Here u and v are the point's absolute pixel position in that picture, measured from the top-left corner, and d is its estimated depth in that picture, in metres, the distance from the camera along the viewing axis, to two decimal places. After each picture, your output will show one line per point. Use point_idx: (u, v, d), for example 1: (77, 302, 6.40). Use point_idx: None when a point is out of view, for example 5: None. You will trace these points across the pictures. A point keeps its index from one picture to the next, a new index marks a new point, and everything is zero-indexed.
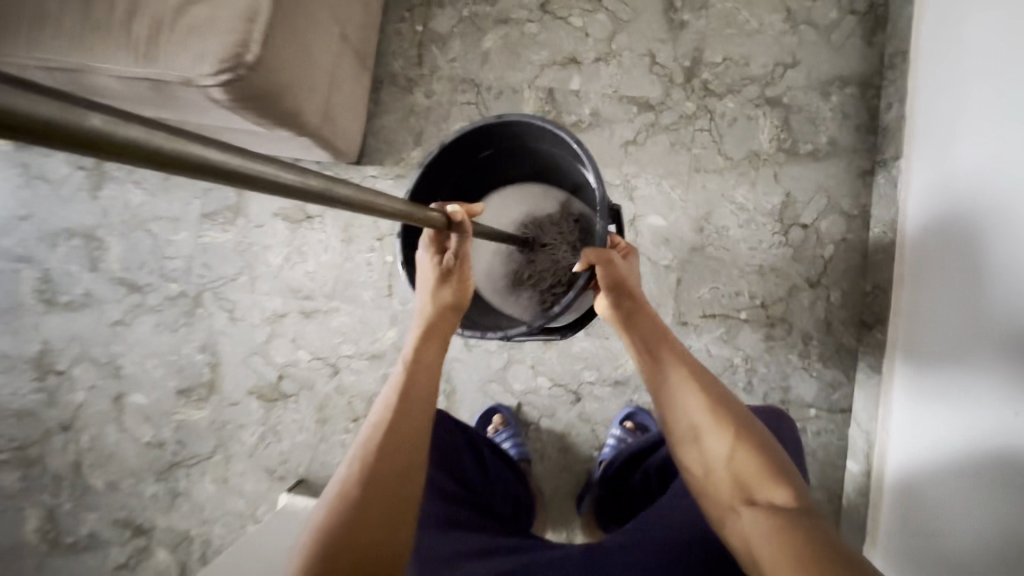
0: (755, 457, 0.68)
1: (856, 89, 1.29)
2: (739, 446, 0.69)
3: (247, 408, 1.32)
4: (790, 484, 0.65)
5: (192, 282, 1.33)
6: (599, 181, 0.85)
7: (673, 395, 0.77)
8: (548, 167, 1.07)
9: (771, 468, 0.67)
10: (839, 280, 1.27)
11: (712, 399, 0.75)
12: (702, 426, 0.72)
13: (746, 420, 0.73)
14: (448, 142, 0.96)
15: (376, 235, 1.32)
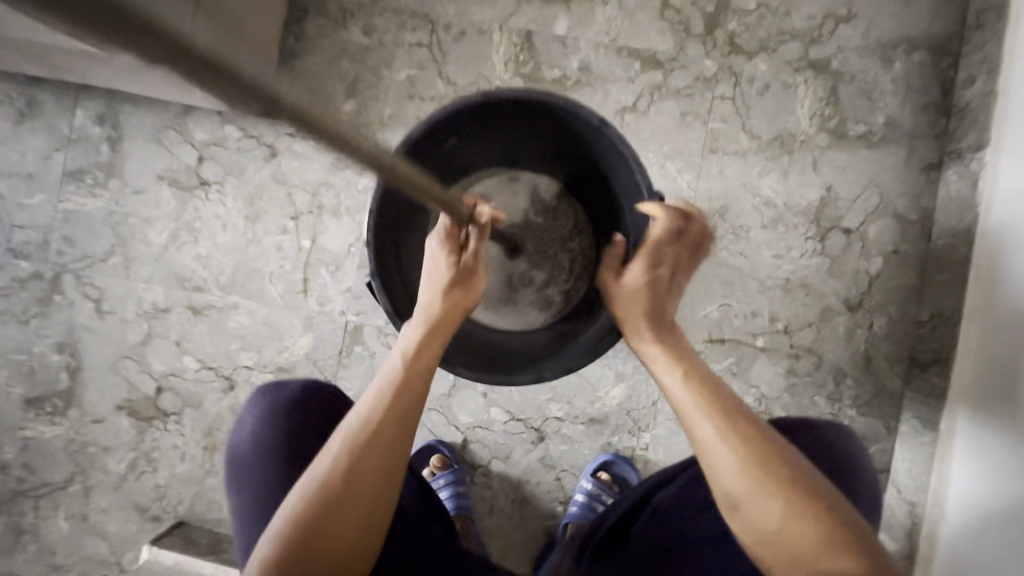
0: (825, 527, 0.50)
1: (928, 54, 0.98)
2: (794, 509, 0.51)
3: (114, 427, 1.02)
4: (860, 555, 0.49)
5: (48, 261, 1.03)
6: (640, 165, 0.64)
7: (708, 438, 0.56)
8: (518, 146, 0.81)
9: (840, 533, 0.50)
10: (885, 303, 0.98)
11: (757, 443, 0.54)
12: (745, 484, 0.53)
13: (806, 474, 0.54)
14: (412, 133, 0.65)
15: (290, 212, 1.01)
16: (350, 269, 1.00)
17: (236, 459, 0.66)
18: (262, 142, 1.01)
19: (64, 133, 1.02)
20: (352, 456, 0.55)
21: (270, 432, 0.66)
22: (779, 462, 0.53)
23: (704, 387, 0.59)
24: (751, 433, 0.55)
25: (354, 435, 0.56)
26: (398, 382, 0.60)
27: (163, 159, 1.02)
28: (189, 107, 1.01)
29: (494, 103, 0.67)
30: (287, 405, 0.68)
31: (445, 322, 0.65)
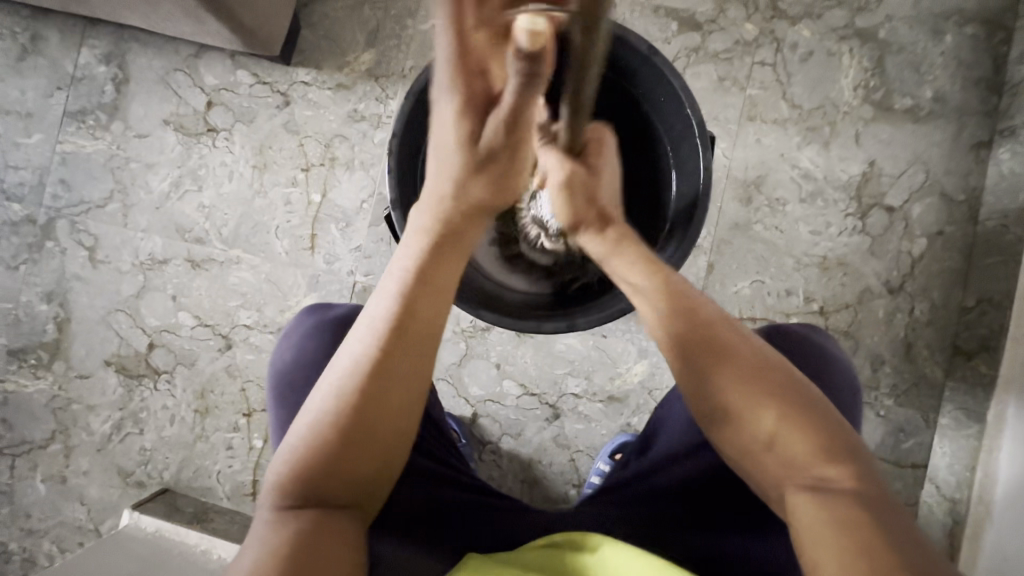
0: (818, 434, 0.44)
1: (980, 28, 0.93)
2: (788, 419, 0.45)
3: (101, 384, 0.96)
4: (852, 461, 0.44)
5: (42, 205, 0.97)
6: (693, 99, 0.62)
7: (682, 349, 0.51)
8: None
9: (833, 438, 0.45)
10: (928, 287, 0.92)
11: (739, 354, 0.49)
12: (726, 395, 0.47)
13: (790, 380, 0.48)
14: None
15: (301, 164, 0.95)
16: (361, 226, 0.94)
17: (281, 370, 0.63)
18: (275, 90, 0.96)
19: (68, 72, 0.98)
20: (366, 371, 0.47)
21: (318, 344, 0.64)
22: (762, 368, 0.48)
23: (679, 300, 0.54)
24: (734, 341, 0.50)
25: (362, 352, 0.48)
26: (413, 286, 0.51)
27: (169, 103, 0.97)
28: (200, 49, 0.96)
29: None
30: (338, 322, 0.65)
31: (467, 204, 0.55)
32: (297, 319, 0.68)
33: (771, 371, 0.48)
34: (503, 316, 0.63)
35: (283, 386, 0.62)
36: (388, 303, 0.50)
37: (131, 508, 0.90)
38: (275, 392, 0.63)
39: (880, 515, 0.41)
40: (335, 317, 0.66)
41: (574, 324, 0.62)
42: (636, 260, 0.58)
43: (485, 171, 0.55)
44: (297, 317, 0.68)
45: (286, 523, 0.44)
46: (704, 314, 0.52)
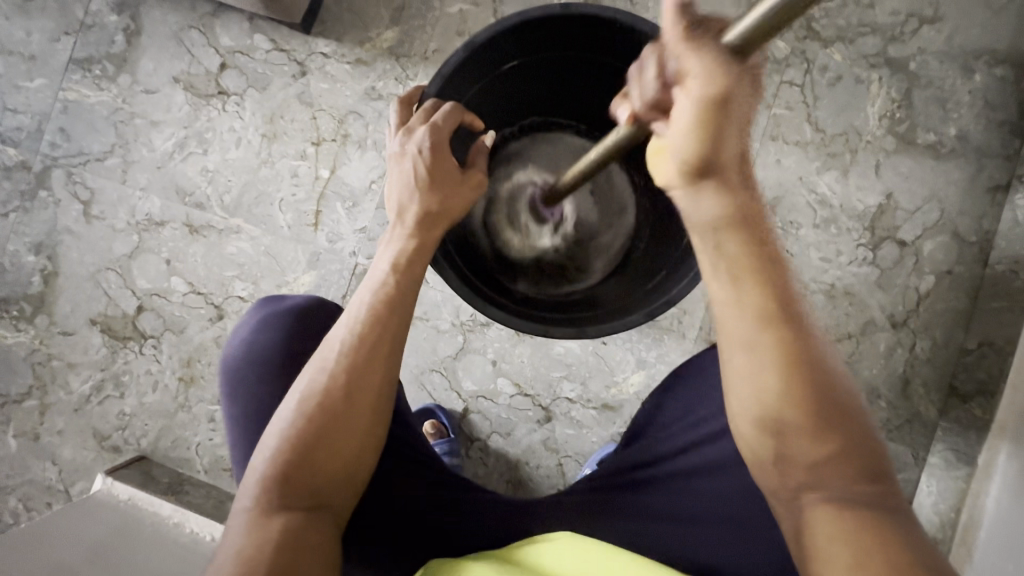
0: (861, 463, 0.45)
1: (1010, 70, 0.92)
2: (838, 448, 0.45)
3: (84, 343, 0.93)
4: (875, 477, 0.45)
5: (39, 153, 0.94)
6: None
7: (750, 341, 0.48)
8: (583, 88, 0.76)
9: (869, 464, 0.45)
10: (931, 324, 0.92)
11: (812, 377, 0.46)
12: (784, 405, 0.46)
13: (836, 395, 0.47)
14: (477, 40, 0.61)
15: (311, 137, 0.93)
16: (367, 208, 0.92)
17: (231, 365, 0.62)
18: (292, 58, 0.93)
19: (78, 17, 0.94)
20: (350, 366, 0.52)
21: (269, 338, 0.61)
22: (826, 391, 0.46)
23: (763, 294, 0.48)
24: (810, 361, 0.47)
25: (341, 348, 0.52)
26: (394, 290, 0.55)
27: (181, 60, 0.93)
28: (218, 8, 0.93)
29: (579, 22, 0.63)
30: (289, 314, 0.63)
31: (441, 222, 0.60)
32: (251, 312, 0.66)
33: (830, 401, 0.46)
34: (506, 321, 0.61)
35: (241, 380, 0.61)
36: (369, 305, 0.54)
37: (105, 473, 0.88)
38: (226, 387, 0.61)
39: (898, 524, 0.43)
40: (285, 309, 0.63)
41: (580, 329, 0.61)
42: (730, 243, 0.50)
43: (447, 195, 0.60)
44: (250, 310, 0.66)
45: (274, 521, 0.46)
46: (785, 325, 0.48)
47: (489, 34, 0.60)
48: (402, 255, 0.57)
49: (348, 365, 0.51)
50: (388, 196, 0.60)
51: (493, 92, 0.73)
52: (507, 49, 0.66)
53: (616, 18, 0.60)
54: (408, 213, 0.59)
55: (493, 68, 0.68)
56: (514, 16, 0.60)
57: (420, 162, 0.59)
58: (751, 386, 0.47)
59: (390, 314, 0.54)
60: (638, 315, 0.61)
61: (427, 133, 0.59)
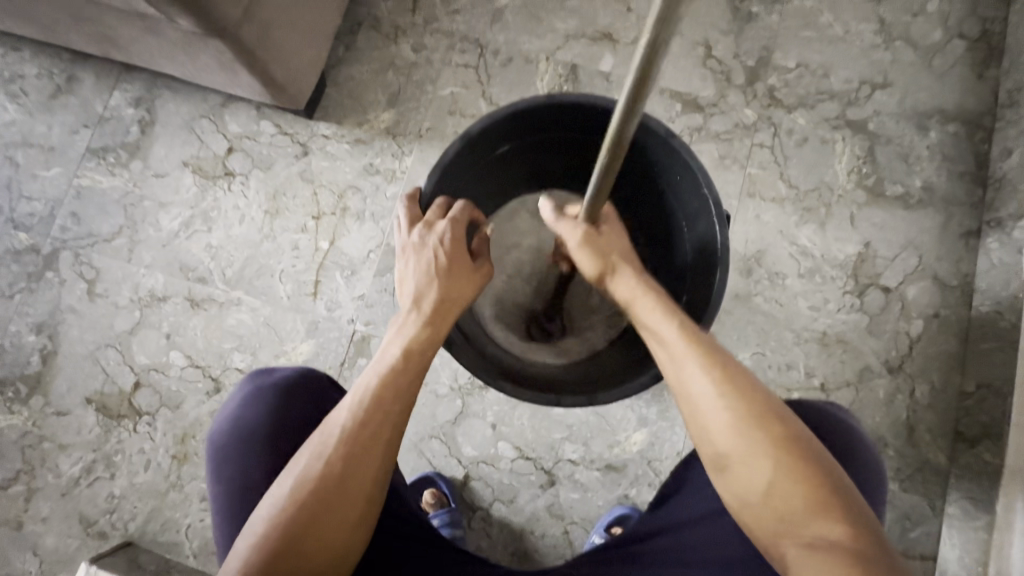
0: (812, 496, 0.45)
1: (962, 127, 1.00)
2: (792, 479, 0.46)
3: (78, 423, 0.92)
4: (854, 520, 0.44)
5: (49, 236, 0.98)
6: (709, 181, 0.65)
7: (698, 393, 0.50)
8: (571, 164, 0.82)
9: (831, 495, 0.45)
10: (926, 368, 0.93)
11: (749, 412, 0.48)
12: (734, 453, 0.48)
13: (794, 439, 0.47)
14: (472, 131, 0.66)
15: (312, 212, 0.97)
16: (366, 276, 0.95)
17: (218, 442, 0.60)
18: (295, 141, 0.99)
19: (97, 112, 1.01)
20: (350, 449, 0.51)
21: (259, 415, 0.60)
22: (776, 432, 0.47)
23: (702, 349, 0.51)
24: (746, 394, 0.49)
25: (343, 428, 0.52)
26: (398, 374, 0.56)
27: (191, 147, 1.00)
28: (227, 99, 1.01)
29: (565, 110, 0.69)
30: (279, 390, 0.61)
31: (451, 309, 0.62)
32: (241, 385, 0.64)
33: (771, 435, 0.48)
34: (516, 394, 0.62)
35: (229, 458, 0.59)
36: (375, 387, 0.55)
37: (89, 561, 0.84)
38: (214, 469, 0.60)
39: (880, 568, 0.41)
40: (274, 384, 0.62)
41: (592, 401, 0.61)
42: (656, 308, 0.55)
43: (458, 283, 0.64)
44: (238, 383, 0.65)
45: None
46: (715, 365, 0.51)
47: (483, 125, 0.65)
48: (414, 341, 0.59)
49: (348, 434, 0.52)
50: (402, 284, 0.63)
51: (490, 174, 0.79)
52: (499, 138, 0.71)
53: (599, 103, 0.66)
54: (416, 298, 0.62)
55: (488, 153, 0.73)
56: (505, 109, 0.66)
57: (440, 252, 0.64)
58: (704, 435, 0.50)
59: (393, 397, 0.55)
60: (643, 381, 0.62)
61: (449, 226, 0.65)
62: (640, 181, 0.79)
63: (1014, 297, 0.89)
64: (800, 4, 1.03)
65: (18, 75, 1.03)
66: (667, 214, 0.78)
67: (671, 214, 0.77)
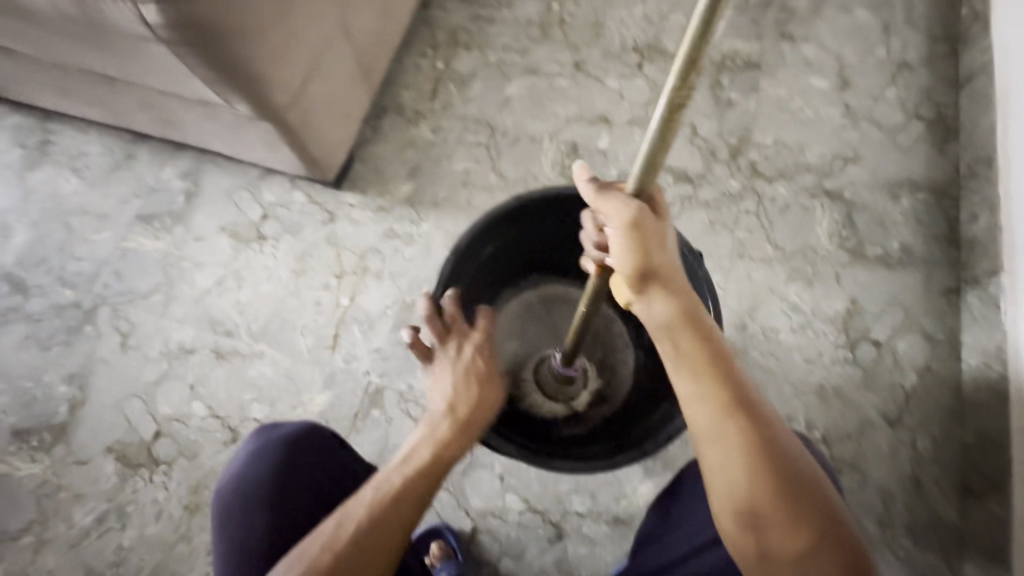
0: (832, 540, 0.49)
1: (931, 195, 1.09)
2: (819, 542, 0.49)
3: (96, 472, 0.94)
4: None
5: (91, 293, 1.06)
6: (699, 258, 0.70)
7: (735, 446, 0.50)
8: (570, 251, 0.88)
9: (851, 555, 0.49)
10: (926, 421, 0.95)
11: (776, 460, 0.50)
12: (767, 509, 0.49)
13: (820, 500, 0.50)
14: (482, 219, 0.73)
15: (334, 271, 1.05)
16: (382, 330, 1.01)
17: (224, 496, 0.64)
18: (323, 208, 1.10)
19: (148, 184, 1.13)
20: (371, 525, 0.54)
21: (264, 466, 0.64)
22: (806, 492, 0.50)
23: (739, 398, 0.52)
24: (781, 453, 0.51)
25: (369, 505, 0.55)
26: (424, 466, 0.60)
27: (229, 214, 1.10)
28: (265, 173, 1.12)
29: (561, 197, 0.76)
30: (282, 447, 0.66)
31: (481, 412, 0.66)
32: (249, 438, 0.69)
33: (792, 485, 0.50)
34: (523, 458, 0.65)
35: (234, 511, 0.63)
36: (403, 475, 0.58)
37: None
38: (219, 518, 0.63)
39: None
40: (278, 439, 0.66)
41: (599, 464, 0.64)
42: (695, 346, 0.53)
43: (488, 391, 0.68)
44: (247, 438, 0.69)
45: None
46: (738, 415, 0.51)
47: (493, 213, 0.73)
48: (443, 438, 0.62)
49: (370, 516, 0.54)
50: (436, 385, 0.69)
51: (495, 262, 0.84)
52: (502, 227, 0.78)
53: None
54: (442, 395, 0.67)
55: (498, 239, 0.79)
56: (511, 199, 0.73)
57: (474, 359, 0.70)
58: (737, 490, 0.50)
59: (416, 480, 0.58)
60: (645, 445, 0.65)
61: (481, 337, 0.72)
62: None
63: (999, 348, 0.93)
64: (773, 92, 1.17)
65: (81, 153, 1.16)
66: None
67: None
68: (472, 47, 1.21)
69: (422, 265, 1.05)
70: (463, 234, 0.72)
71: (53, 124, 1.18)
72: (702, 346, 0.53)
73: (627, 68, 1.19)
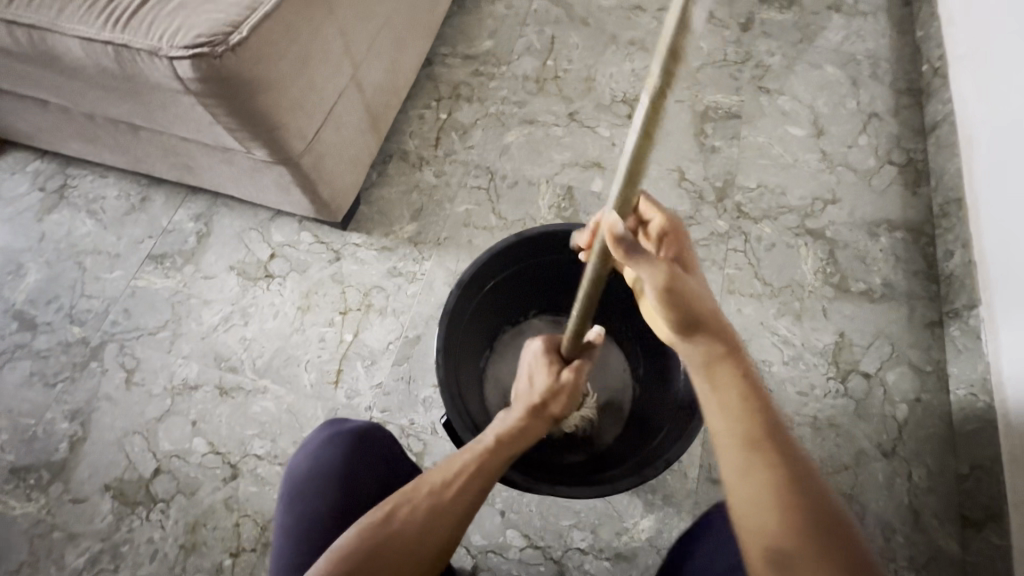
0: None
1: (908, 234, 1.15)
2: None
3: (92, 510, 0.93)
4: None
5: (99, 330, 1.08)
6: None
7: (764, 472, 0.46)
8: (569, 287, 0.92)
9: None
10: (920, 451, 0.96)
11: (807, 498, 0.45)
12: (800, 551, 0.42)
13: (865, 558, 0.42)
14: (485, 256, 0.77)
15: (339, 308, 1.09)
16: (384, 365, 1.03)
17: (294, 479, 0.65)
18: (330, 248, 1.14)
19: (162, 225, 1.18)
20: (424, 514, 0.55)
21: (329, 459, 0.65)
22: (845, 546, 0.43)
23: (770, 430, 0.49)
24: (815, 496, 0.45)
25: (434, 490, 0.57)
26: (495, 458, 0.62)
27: (239, 253, 1.14)
28: (275, 215, 1.18)
29: (554, 236, 0.81)
30: (353, 438, 0.66)
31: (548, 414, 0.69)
32: (318, 429, 0.69)
33: (827, 522, 0.44)
34: (531, 485, 0.66)
35: (302, 496, 0.63)
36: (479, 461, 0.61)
37: None
38: (285, 498, 0.65)
39: None
40: (348, 431, 0.66)
41: (600, 491, 0.65)
42: (729, 375, 0.52)
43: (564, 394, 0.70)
44: (318, 427, 0.69)
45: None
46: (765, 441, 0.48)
47: (495, 251, 0.77)
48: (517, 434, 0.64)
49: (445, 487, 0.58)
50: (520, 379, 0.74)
51: (492, 302, 0.87)
52: (504, 264, 0.82)
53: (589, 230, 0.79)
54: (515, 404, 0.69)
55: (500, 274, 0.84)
56: (512, 237, 0.78)
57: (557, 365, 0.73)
58: (766, 522, 0.44)
59: (475, 486, 0.59)
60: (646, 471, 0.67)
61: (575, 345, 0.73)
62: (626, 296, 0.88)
63: (984, 378, 0.95)
64: (754, 140, 1.25)
65: (99, 196, 1.21)
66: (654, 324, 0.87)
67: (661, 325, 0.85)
68: (473, 99, 1.30)
69: (424, 301, 1.09)
70: (467, 270, 0.77)
71: (74, 170, 1.24)
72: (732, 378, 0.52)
73: (617, 118, 1.28)
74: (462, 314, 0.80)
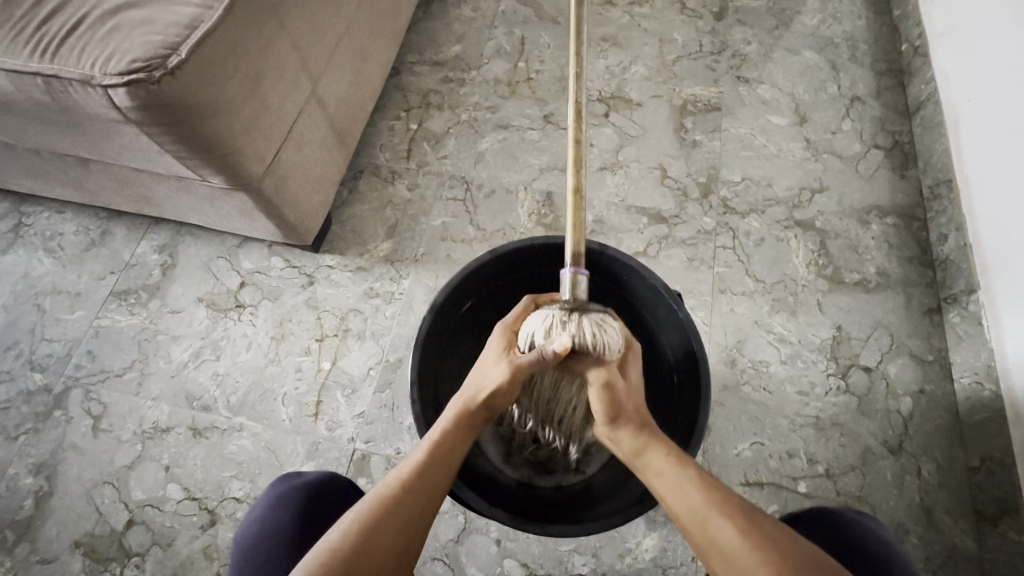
0: None
1: (899, 219, 1.12)
2: None
3: (62, 571, 0.88)
4: None
5: (62, 375, 1.02)
6: (679, 299, 0.70)
7: (721, 535, 0.50)
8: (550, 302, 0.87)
9: None
10: (928, 446, 0.93)
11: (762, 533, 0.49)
12: None
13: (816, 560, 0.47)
14: (459, 275, 0.72)
15: (315, 335, 1.04)
16: (366, 393, 0.98)
17: (243, 547, 0.59)
18: (302, 272, 1.09)
19: (124, 259, 1.12)
20: (365, 533, 0.51)
21: (281, 515, 0.60)
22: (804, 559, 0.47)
23: (705, 485, 0.54)
24: (763, 530, 0.50)
25: (367, 510, 0.53)
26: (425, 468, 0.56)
27: (207, 284, 1.09)
28: (243, 241, 1.12)
29: (532, 250, 0.77)
30: (307, 493, 0.62)
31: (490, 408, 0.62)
32: (266, 490, 0.64)
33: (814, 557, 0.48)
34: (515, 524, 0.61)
35: (249, 566, 0.58)
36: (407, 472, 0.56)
37: None
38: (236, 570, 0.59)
39: None
40: (303, 485, 0.62)
41: (596, 526, 0.61)
42: (667, 457, 0.58)
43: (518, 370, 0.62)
44: (266, 488, 0.65)
45: None
46: (731, 504, 0.53)
47: (469, 270, 0.72)
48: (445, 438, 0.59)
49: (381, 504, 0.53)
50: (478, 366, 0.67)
51: (471, 321, 0.82)
52: (479, 283, 0.77)
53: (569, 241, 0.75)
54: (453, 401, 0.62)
55: (476, 293, 0.79)
56: (488, 253, 0.74)
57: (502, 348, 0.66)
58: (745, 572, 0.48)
59: (418, 489, 0.55)
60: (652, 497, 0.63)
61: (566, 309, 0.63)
62: (612, 307, 0.83)
63: (988, 366, 0.92)
64: (736, 132, 1.22)
65: (56, 233, 1.15)
66: (642, 337, 0.82)
67: (649, 336, 0.80)
68: (444, 107, 1.25)
69: (403, 322, 1.04)
70: (440, 293, 0.72)
71: (28, 208, 1.18)
72: (665, 451, 0.58)
73: (594, 118, 1.24)
74: (437, 340, 0.75)
